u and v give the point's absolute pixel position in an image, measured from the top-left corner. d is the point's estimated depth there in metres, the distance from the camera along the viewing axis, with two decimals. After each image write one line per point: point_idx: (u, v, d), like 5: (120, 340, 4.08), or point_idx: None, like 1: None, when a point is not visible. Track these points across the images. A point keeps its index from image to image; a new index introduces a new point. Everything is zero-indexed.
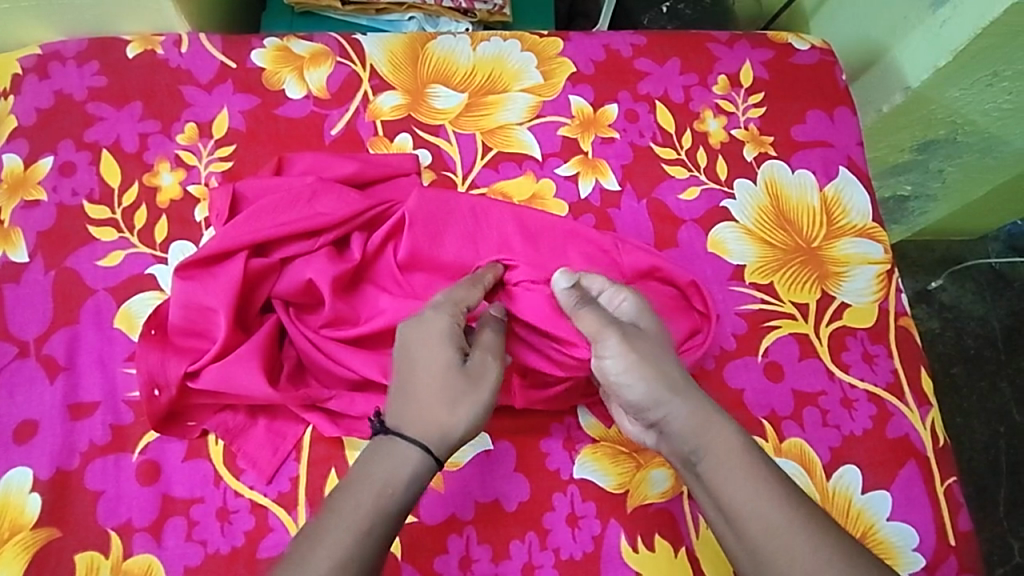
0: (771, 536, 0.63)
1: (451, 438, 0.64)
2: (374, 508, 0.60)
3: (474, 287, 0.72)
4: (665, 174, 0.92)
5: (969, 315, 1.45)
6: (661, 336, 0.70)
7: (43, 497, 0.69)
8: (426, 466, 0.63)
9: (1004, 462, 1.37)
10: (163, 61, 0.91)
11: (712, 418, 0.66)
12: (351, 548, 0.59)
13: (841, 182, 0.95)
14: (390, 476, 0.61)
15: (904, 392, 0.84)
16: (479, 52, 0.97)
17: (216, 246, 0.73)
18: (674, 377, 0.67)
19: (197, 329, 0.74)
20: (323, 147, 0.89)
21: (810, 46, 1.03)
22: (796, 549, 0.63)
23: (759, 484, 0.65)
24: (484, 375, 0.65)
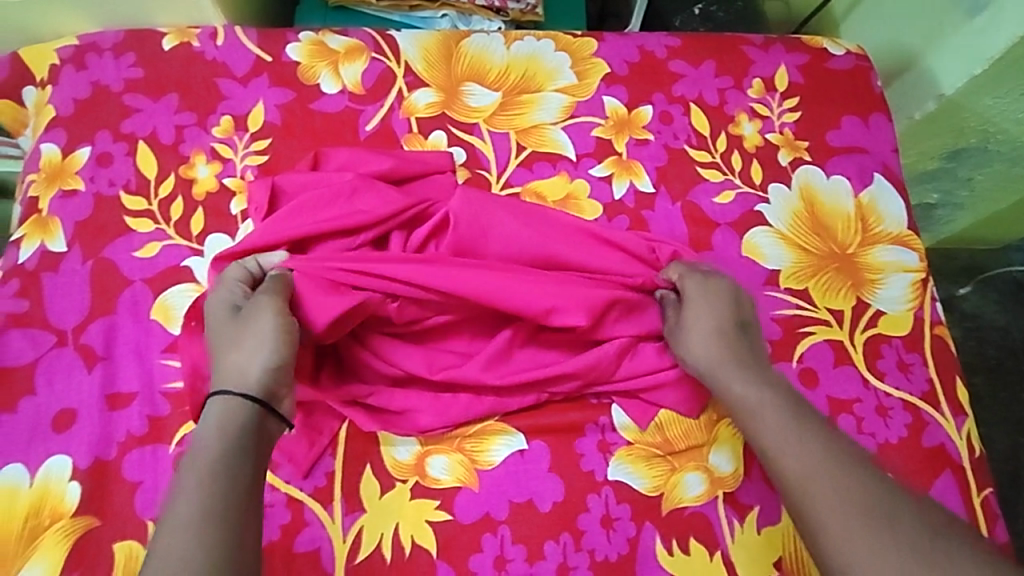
0: (788, 474, 0.66)
1: (254, 373, 0.66)
2: (202, 474, 0.60)
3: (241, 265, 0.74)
4: (700, 177, 0.92)
5: (991, 325, 1.44)
6: (716, 316, 0.76)
7: (82, 486, 0.69)
8: (241, 406, 0.64)
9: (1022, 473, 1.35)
10: (199, 54, 0.91)
11: (727, 376, 0.73)
12: (202, 512, 0.58)
13: (876, 189, 0.94)
14: (207, 440, 0.62)
15: (940, 401, 0.84)
16: (514, 51, 0.96)
17: (257, 242, 0.75)
18: (715, 352, 0.74)
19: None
20: (358, 143, 0.89)
21: (845, 51, 1.02)
22: (811, 482, 0.65)
23: (767, 429, 0.69)
24: (257, 315, 0.69)
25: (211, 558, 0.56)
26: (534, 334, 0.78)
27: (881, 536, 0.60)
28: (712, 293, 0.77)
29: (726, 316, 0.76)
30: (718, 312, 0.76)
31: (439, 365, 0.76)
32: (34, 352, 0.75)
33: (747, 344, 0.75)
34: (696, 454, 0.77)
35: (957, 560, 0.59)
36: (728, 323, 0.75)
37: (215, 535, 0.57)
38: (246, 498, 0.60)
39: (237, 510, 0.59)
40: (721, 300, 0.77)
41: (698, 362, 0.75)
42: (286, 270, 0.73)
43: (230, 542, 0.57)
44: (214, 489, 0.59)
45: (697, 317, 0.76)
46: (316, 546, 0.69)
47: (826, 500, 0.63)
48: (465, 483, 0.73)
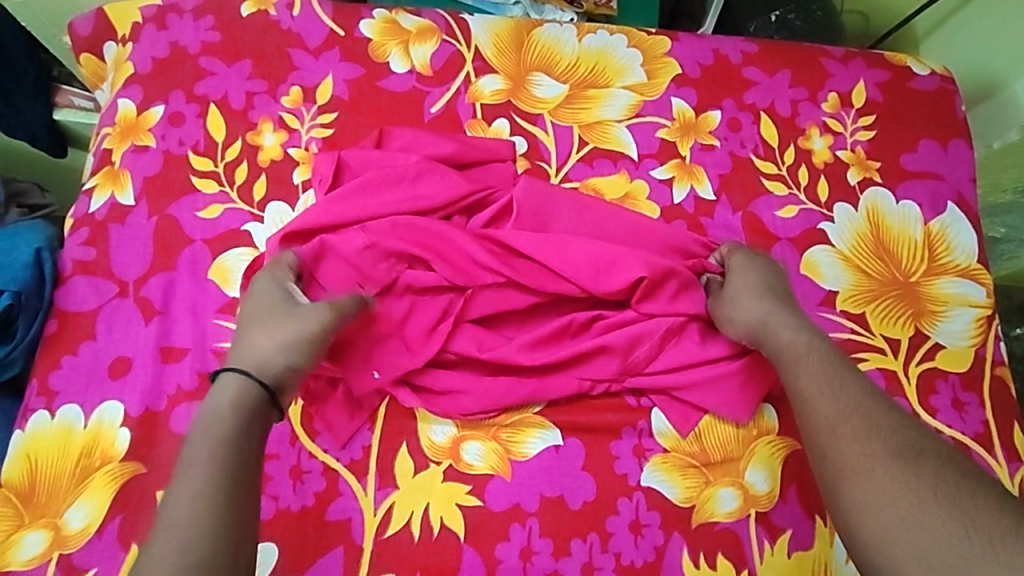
0: (817, 416, 0.67)
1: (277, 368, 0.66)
2: (215, 444, 0.61)
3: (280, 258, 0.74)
4: (764, 189, 0.90)
5: None
6: (762, 281, 0.77)
7: (132, 433, 0.72)
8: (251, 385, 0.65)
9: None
10: (275, 23, 0.92)
11: (772, 328, 0.74)
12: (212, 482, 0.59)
13: (948, 218, 0.91)
14: (226, 410, 0.63)
15: (994, 444, 0.81)
16: (585, 44, 0.95)
17: (319, 214, 0.77)
18: (762, 310, 0.75)
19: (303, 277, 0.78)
20: (422, 125, 0.89)
21: (930, 72, 0.98)
22: (837, 425, 0.65)
23: (805, 376, 0.70)
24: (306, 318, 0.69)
25: (209, 534, 0.56)
26: (581, 330, 0.78)
27: (902, 476, 0.60)
28: (766, 271, 0.78)
29: (779, 289, 0.77)
30: (768, 280, 0.77)
31: (487, 349, 0.76)
32: (97, 300, 0.77)
33: (796, 309, 0.76)
34: (731, 468, 0.76)
35: (983, 504, 0.56)
36: (776, 290, 0.76)
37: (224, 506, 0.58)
38: (249, 481, 0.61)
39: (240, 492, 0.59)
40: (774, 273, 0.78)
41: (743, 317, 0.76)
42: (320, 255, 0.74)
43: (231, 522, 0.58)
44: (228, 461, 0.60)
45: (746, 282, 0.77)
46: (347, 516, 0.71)
47: (848, 441, 0.64)
48: (497, 472, 0.73)
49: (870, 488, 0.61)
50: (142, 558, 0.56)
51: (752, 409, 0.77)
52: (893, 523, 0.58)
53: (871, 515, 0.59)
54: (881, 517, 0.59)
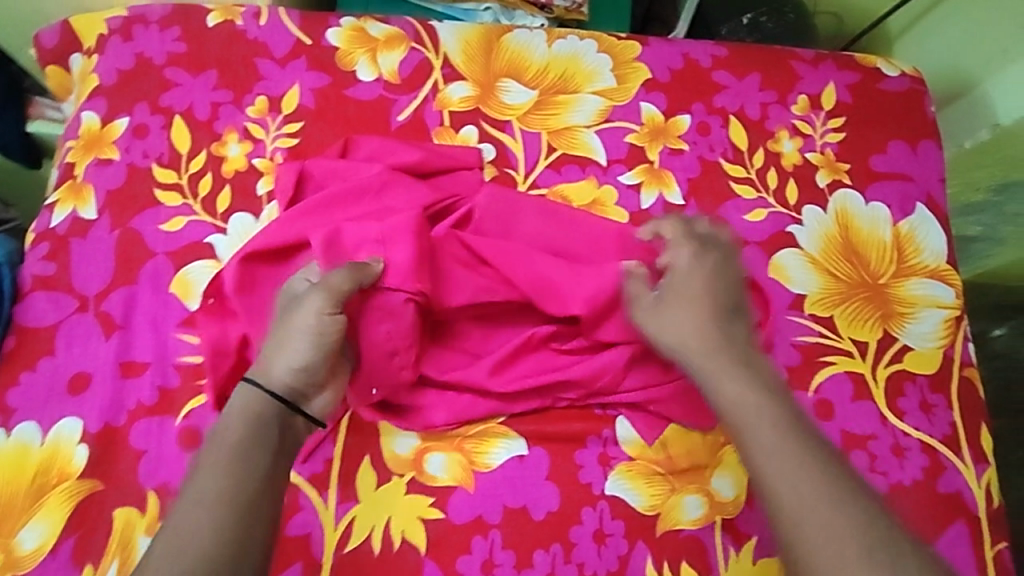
0: (756, 446, 0.63)
1: (277, 371, 0.66)
2: (240, 442, 0.62)
3: (349, 274, 0.68)
4: (731, 193, 0.89)
5: None
6: (698, 290, 0.71)
7: (90, 450, 0.71)
8: (260, 391, 0.65)
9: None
10: (241, 33, 0.91)
11: (700, 335, 0.69)
12: (232, 480, 0.60)
13: (916, 219, 0.91)
14: (249, 408, 0.64)
15: (961, 446, 0.80)
16: (555, 49, 0.94)
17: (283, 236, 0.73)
18: (693, 325, 0.70)
19: (254, 281, 0.73)
20: (389, 133, 0.88)
21: (900, 72, 0.98)
22: (761, 434, 0.64)
23: (743, 402, 0.65)
24: (300, 311, 0.67)
25: (222, 544, 0.58)
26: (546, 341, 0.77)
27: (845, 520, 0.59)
28: (699, 267, 0.73)
29: (709, 286, 0.72)
30: (701, 287, 0.72)
31: (447, 362, 0.76)
32: (58, 315, 0.77)
33: (729, 322, 0.70)
34: (697, 476, 0.76)
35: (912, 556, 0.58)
36: (712, 300, 0.71)
37: (241, 506, 0.60)
38: (263, 491, 0.61)
39: (250, 504, 0.60)
40: (712, 265, 0.73)
41: (671, 322, 0.70)
42: (367, 275, 0.69)
43: (241, 531, 0.59)
44: (250, 458, 0.62)
45: (681, 291, 0.72)
46: (307, 531, 0.70)
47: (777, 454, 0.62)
48: (460, 483, 0.73)
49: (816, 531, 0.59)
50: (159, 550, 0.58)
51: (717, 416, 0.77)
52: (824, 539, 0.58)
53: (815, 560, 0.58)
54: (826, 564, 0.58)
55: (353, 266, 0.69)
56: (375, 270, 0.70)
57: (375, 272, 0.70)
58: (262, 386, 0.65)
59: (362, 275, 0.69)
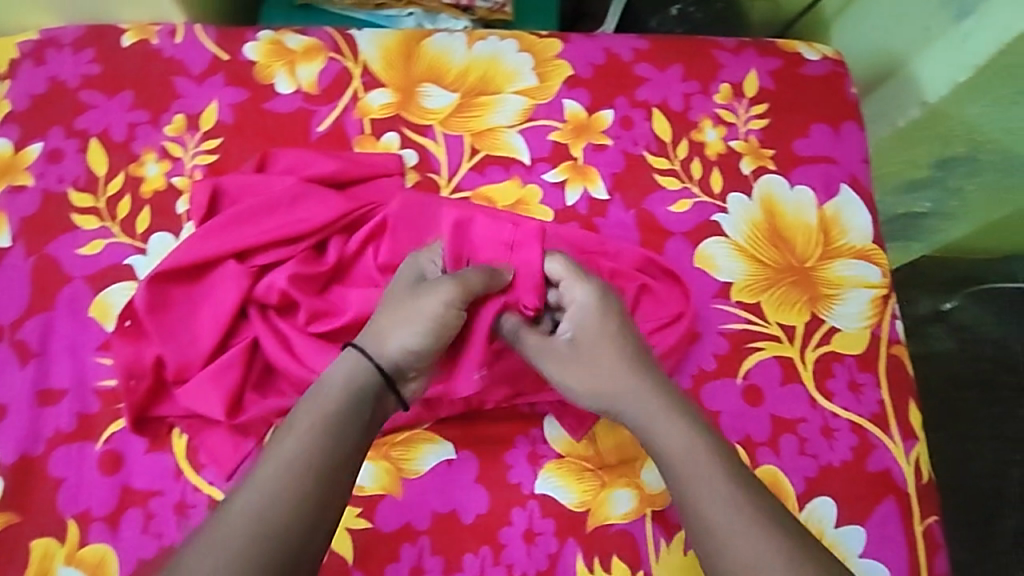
0: (688, 482, 0.66)
1: (390, 349, 0.68)
2: (320, 420, 0.65)
3: (480, 269, 0.71)
4: (656, 185, 0.90)
5: (985, 338, 1.47)
6: (608, 333, 0.71)
7: (7, 481, 0.70)
8: (364, 364, 0.67)
9: (982, 489, 1.40)
10: (156, 51, 0.91)
11: (617, 393, 0.70)
12: (305, 457, 0.63)
13: (841, 201, 0.91)
14: (345, 385, 0.67)
15: (890, 424, 0.81)
16: (475, 51, 0.94)
17: (196, 256, 0.74)
18: (610, 371, 0.70)
19: (167, 300, 0.74)
20: (308, 144, 0.88)
21: (822, 56, 0.99)
22: (694, 484, 0.66)
23: (673, 439, 0.67)
24: (432, 297, 0.69)
25: (292, 517, 0.61)
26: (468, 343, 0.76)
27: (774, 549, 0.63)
28: (591, 308, 0.71)
29: (611, 330, 0.71)
30: (608, 335, 0.71)
31: None
32: None
33: (643, 363, 0.70)
34: (628, 469, 0.76)
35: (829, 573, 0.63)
36: (625, 347, 0.70)
37: (308, 483, 0.62)
38: (344, 458, 0.64)
39: (326, 470, 0.63)
40: (603, 304, 0.72)
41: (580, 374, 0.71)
42: (504, 271, 0.73)
43: (310, 503, 0.62)
44: (328, 438, 0.64)
45: (584, 340, 0.71)
46: None
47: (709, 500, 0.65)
48: (389, 491, 0.73)
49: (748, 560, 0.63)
50: (230, 509, 0.61)
51: None
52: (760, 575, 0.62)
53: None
54: None
55: (488, 265, 0.72)
56: (507, 275, 0.73)
57: (506, 277, 0.73)
58: (373, 360, 0.68)
59: (496, 274, 0.72)
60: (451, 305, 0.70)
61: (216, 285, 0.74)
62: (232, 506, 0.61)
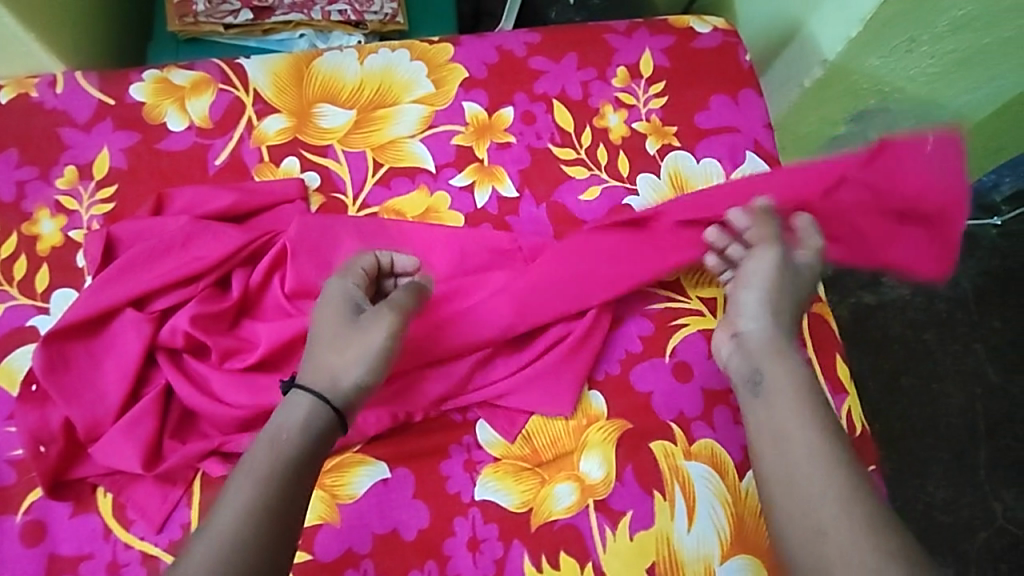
0: (787, 422, 0.69)
1: (341, 386, 0.68)
2: (273, 459, 0.64)
3: (410, 289, 0.72)
4: (564, 176, 0.90)
5: (940, 278, 1.51)
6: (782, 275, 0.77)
7: None
8: (315, 403, 0.67)
9: (952, 425, 1.43)
10: (38, 105, 0.88)
11: (773, 316, 0.75)
12: (256, 498, 0.62)
13: (748, 168, 0.92)
14: (296, 424, 0.66)
15: (819, 382, 0.82)
16: (367, 65, 0.94)
17: (92, 309, 0.72)
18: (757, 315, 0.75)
19: (67, 359, 0.72)
20: (206, 179, 0.87)
21: (712, 28, 1.00)
22: (789, 412, 0.70)
23: (780, 382, 0.71)
24: (375, 328, 0.69)
25: (249, 560, 0.60)
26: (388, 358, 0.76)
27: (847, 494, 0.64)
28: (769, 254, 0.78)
29: (807, 281, 0.78)
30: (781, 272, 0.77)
31: None
32: None
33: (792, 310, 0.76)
34: (566, 463, 0.76)
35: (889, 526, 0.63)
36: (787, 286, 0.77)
37: (263, 525, 0.61)
38: (298, 489, 0.64)
39: (278, 504, 0.62)
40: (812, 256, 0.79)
41: (755, 301, 0.76)
42: (425, 286, 0.73)
43: (271, 544, 0.61)
44: (279, 478, 0.63)
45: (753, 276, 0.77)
46: None
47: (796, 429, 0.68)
48: (327, 520, 0.71)
49: (819, 499, 0.65)
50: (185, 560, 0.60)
51: (574, 400, 0.78)
52: (820, 501, 0.64)
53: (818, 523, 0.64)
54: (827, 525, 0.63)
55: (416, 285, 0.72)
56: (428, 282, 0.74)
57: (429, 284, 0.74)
58: (325, 400, 0.67)
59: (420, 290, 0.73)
60: (391, 336, 0.69)
61: (115, 335, 0.73)
62: (192, 557, 0.59)
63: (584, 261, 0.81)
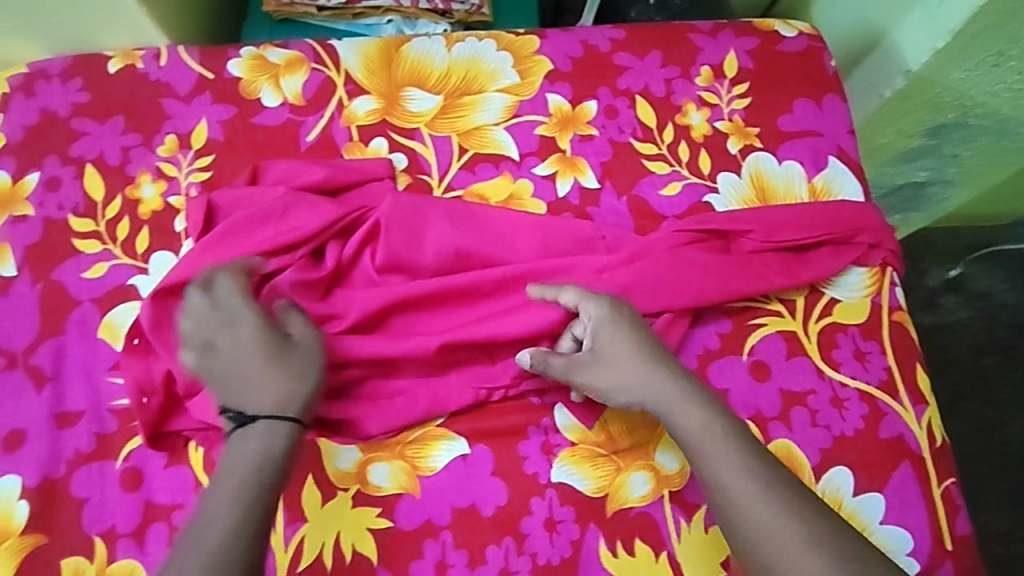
0: (711, 463, 0.68)
1: (302, 403, 0.70)
2: (251, 469, 0.66)
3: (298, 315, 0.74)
4: (646, 170, 0.91)
5: (1001, 304, 1.48)
6: (629, 349, 0.73)
7: (30, 504, 0.72)
8: (279, 425, 0.68)
9: (1011, 455, 1.40)
10: (143, 75, 0.92)
11: (642, 388, 0.72)
12: (237, 504, 0.64)
13: (830, 173, 0.92)
14: (266, 441, 0.67)
15: (899, 390, 0.81)
16: (455, 53, 0.96)
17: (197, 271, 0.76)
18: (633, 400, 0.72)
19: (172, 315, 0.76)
20: (298, 155, 0.89)
21: (798, 32, 1.00)
22: (709, 458, 0.69)
23: (691, 427, 0.70)
24: (308, 349, 0.72)
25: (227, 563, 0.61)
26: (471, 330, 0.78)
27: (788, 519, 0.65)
28: (605, 323, 0.74)
29: (629, 336, 0.74)
30: (615, 356, 0.73)
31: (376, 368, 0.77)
32: None
33: (660, 372, 0.72)
34: (642, 452, 0.76)
35: (834, 541, 0.65)
36: (645, 355, 0.73)
37: (240, 530, 0.63)
38: (278, 487, 0.67)
39: (259, 504, 0.65)
40: (615, 313, 0.74)
41: (624, 395, 0.73)
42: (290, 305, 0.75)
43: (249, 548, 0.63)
44: (256, 485, 0.65)
45: (604, 377, 0.73)
46: None
47: (718, 468, 0.68)
48: (406, 490, 0.74)
49: (763, 526, 0.65)
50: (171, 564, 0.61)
51: None
52: (765, 528, 0.65)
53: (771, 551, 0.65)
54: (777, 552, 0.64)
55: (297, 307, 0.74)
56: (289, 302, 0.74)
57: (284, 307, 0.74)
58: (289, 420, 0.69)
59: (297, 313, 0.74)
60: (318, 353, 0.72)
61: None
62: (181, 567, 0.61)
63: (664, 257, 0.82)
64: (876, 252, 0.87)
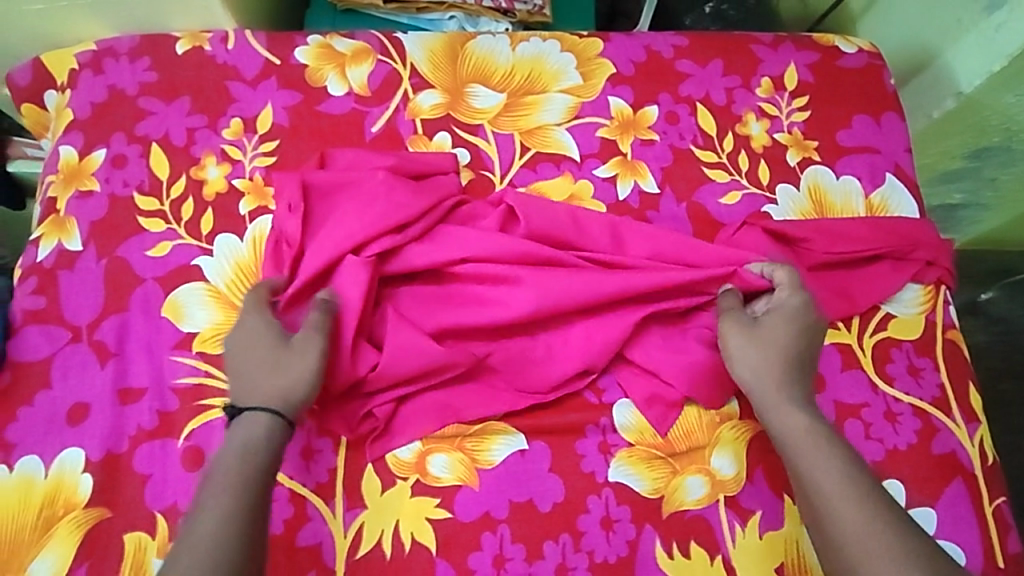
0: (806, 463, 0.70)
1: (290, 399, 0.70)
2: (239, 460, 0.66)
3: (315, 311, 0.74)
4: (706, 178, 0.91)
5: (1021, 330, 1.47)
6: (784, 337, 0.75)
7: (93, 478, 0.73)
8: (260, 417, 0.68)
9: None
10: (210, 58, 0.92)
11: (772, 377, 0.73)
12: (228, 495, 0.64)
13: (887, 189, 0.93)
14: (252, 433, 0.68)
15: (952, 408, 0.82)
16: (519, 52, 0.96)
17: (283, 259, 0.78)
18: (757, 380, 0.74)
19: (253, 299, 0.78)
20: (363, 144, 0.90)
21: (857, 49, 1.01)
22: (805, 457, 0.70)
23: (789, 427, 0.72)
24: (301, 347, 0.72)
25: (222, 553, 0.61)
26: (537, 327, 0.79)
27: (880, 529, 0.65)
28: (788, 310, 0.76)
29: (793, 331, 0.75)
30: (772, 338, 0.75)
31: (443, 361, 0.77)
32: (51, 347, 0.78)
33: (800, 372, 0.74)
34: (696, 456, 0.77)
35: (924, 558, 0.64)
36: (796, 353, 0.74)
37: (236, 519, 0.63)
38: (268, 476, 0.67)
39: (249, 492, 0.65)
40: (803, 308, 0.76)
41: (749, 372, 0.74)
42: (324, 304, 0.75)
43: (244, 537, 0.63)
44: (246, 475, 0.65)
45: (748, 349, 0.75)
46: (318, 540, 0.72)
47: (812, 468, 0.69)
48: (465, 482, 0.74)
49: (851, 530, 0.65)
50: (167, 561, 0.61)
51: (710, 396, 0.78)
52: (852, 533, 0.65)
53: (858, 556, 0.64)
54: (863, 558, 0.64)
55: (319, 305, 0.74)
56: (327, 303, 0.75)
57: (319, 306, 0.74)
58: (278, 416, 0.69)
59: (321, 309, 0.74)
60: (315, 352, 0.72)
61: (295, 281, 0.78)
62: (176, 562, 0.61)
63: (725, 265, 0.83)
64: (932, 271, 0.88)
